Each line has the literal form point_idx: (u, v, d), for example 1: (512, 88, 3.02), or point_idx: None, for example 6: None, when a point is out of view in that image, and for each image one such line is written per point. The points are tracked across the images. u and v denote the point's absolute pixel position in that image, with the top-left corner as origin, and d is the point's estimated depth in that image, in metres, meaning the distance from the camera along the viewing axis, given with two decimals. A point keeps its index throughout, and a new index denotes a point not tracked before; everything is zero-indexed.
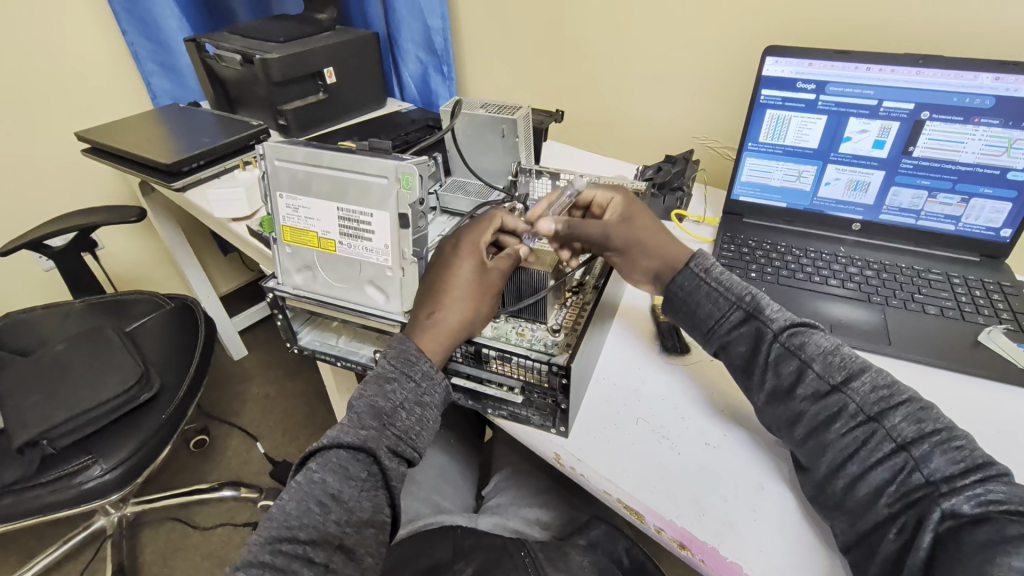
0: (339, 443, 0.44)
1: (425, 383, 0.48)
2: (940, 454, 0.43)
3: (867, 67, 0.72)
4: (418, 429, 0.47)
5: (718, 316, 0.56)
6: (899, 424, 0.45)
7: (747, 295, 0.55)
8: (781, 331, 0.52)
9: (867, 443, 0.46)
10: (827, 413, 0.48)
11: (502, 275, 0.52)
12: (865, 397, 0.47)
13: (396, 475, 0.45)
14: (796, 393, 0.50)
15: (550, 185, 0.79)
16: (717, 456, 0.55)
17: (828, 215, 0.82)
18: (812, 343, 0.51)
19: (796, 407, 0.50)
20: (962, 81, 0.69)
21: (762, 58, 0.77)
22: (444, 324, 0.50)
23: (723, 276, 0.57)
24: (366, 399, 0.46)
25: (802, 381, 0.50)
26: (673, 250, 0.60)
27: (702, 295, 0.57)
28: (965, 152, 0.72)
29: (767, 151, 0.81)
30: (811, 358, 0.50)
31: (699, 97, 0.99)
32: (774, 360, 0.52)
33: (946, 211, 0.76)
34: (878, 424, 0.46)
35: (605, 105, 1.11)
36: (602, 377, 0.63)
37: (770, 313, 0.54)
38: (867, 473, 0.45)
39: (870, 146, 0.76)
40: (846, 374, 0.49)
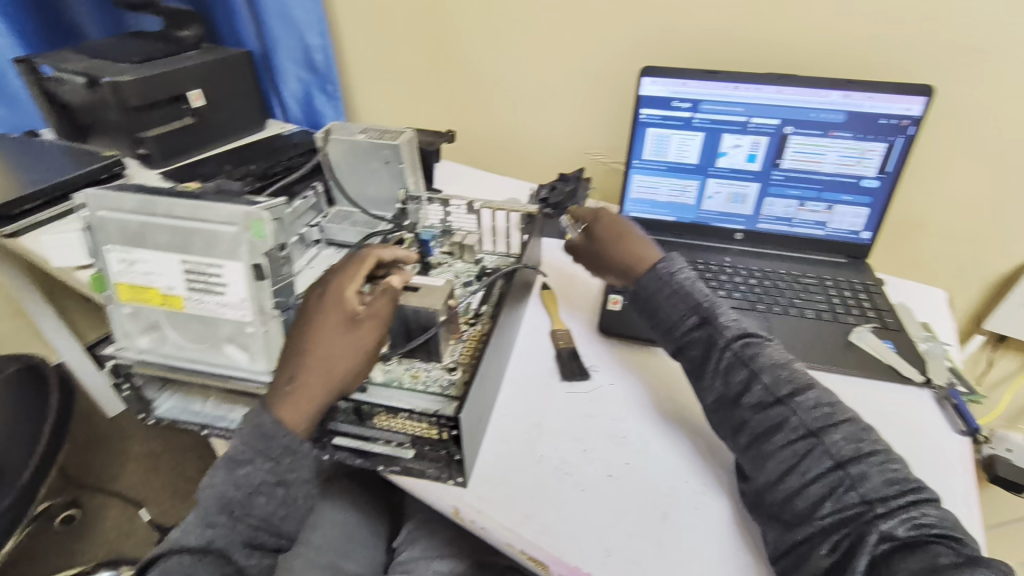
0: (182, 546, 0.42)
1: (288, 460, 0.44)
2: (876, 475, 0.44)
3: (735, 86, 0.75)
4: (280, 514, 0.44)
5: (674, 320, 0.57)
6: (839, 442, 0.46)
7: (703, 302, 0.57)
8: (732, 340, 0.54)
9: (805, 457, 0.46)
10: (770, 423, 0.49)
11: (381, 323, 0.47)
12: (808, 412, 0.48)
13: (256, 565, 0.44)
14: (742, 402, 0.51)
15: (442, 212, 0.79)
16: (620, 488, 0.54)
17: (713, 227, 0.85)
18: (763, 355, 0.52)
19: (740, 415, 0.51)
20: (817, 98, 0.74)
21: (639, 78, 0.78)
22: (308, 389, 0.45)
23: (686, 281, 0.58)
24: (216, 489, 0.43)
25: (749, 391, 0.51)
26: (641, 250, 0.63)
27: (663, 299, 0.58)
28: (825, 163, 0.77)
29: (652, 168, 0.83)
30: (760, 369, 0.51)
31: (589, 114, 0.99)
32: (724, 368, 0.53)
33: (814, 218, 0.81)
34: (818, 438, 0.46)
35: (498, 124, 1.09)
36: (503, 413, 0.60)
37: (723, 321, 0.55)
38: (805, 487, 0.46)
39: (744, 160, 0.79)
40: (791, 389, 0.49)
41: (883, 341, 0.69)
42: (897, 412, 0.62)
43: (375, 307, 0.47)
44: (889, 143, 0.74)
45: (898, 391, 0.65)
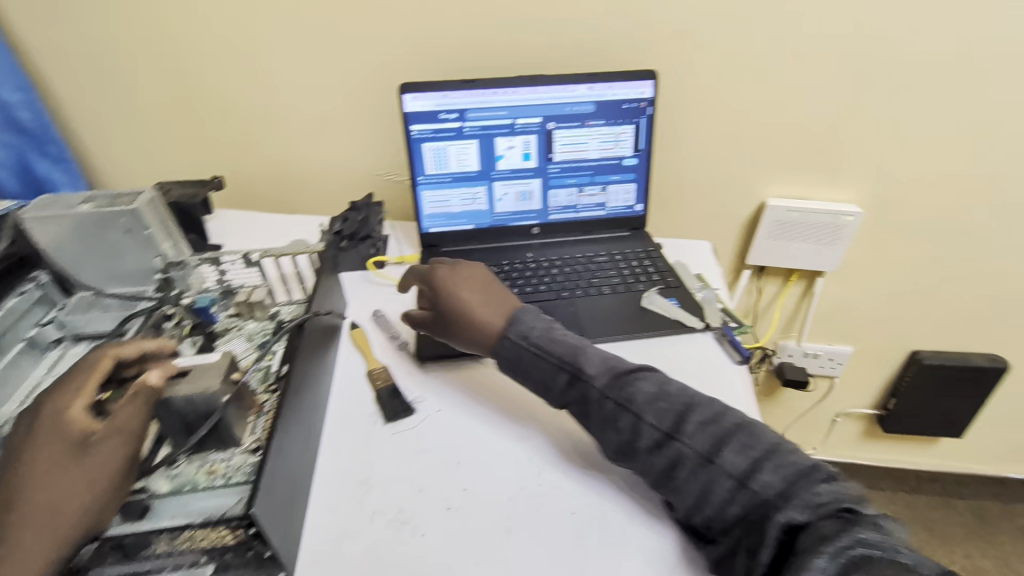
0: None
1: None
2: (774, 477, 0.45)
3: (494, 92, 0.78)
4: None
5: (550, 379, 0.56)
6: (733, 459, 0.46)
7: (567, 355, 0.56)
8: (609, 388, 0.53)
9: (707, 482, 0.47)
10: (666, 462, 0.49)
11: (125, 439, 0.48)
12: (696, 437, 0.48)
13: None
14: (637, 447, 0.51)
15: (216, 272, 0.70)
16: (461, 519, 0.51)
17: (511, 227, 0.87)
18: (640, 393, 0.52)
19: (642, 461, 0.51)
20: (568, 93, 0.79)
21: (400, 96, 0.77)
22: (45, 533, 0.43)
23: (544, 337, 0.57)
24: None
25: (639, 435, 0.51)
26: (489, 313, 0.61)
27: (530, 363, 0.57)
28: (590, 150, 0.84)
29: (438, 181, 0.82)
30: (640, 409, 0.51)
31: (368, 136, 0.96)
32: (610, 417, 0.52)
33: (595, 200, 0.88)
34: (713, 462, 0.47)
35: (273, 160, 1.01)
36: (324, 481, 0.54)
37: (600, 373, 0.54)
38: (725, 510, 0.46)
39: (520, 159, 0.83)
40: (674, 418, 0.50)
41: (669, 299, 0.77)
42: (693, 358, 0.69)
43: (117, 426, 0.48)
44: (635, 124, 0.82)
45: (688, 339, 0.72)
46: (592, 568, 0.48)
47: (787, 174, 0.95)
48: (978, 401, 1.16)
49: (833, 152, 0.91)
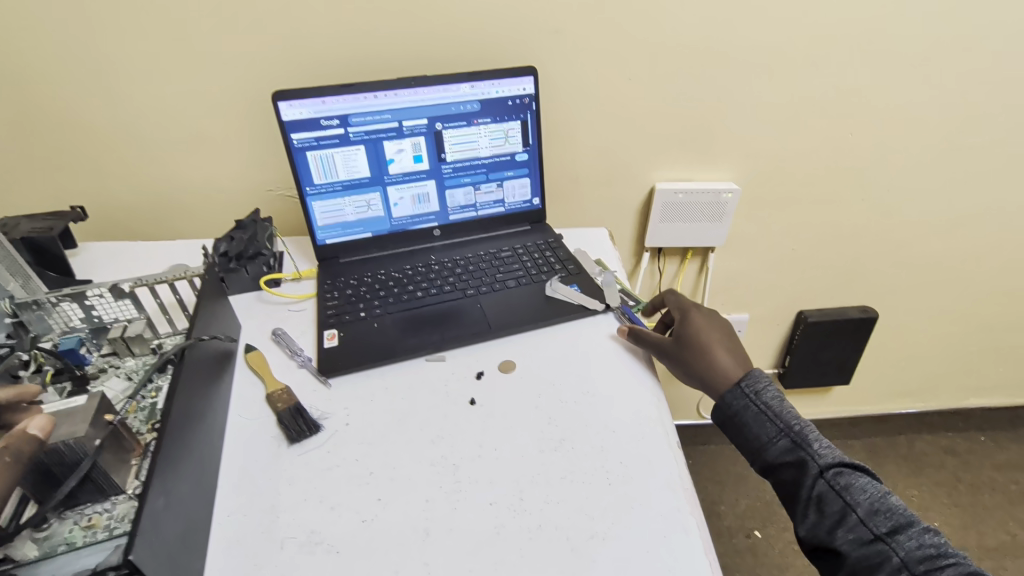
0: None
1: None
2: (864, 500, 0.52)
3: (376, 95, 0.77)
4: None
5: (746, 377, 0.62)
6: (854, 490, 0.53)
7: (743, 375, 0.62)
8: (767, 398, 0.60)
9: (798, 462, 0.56)
10: (793, 473, 0.56)
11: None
12: (796, 431, 0.57)
13: None
14: (739, 432, 0.60)
15: (81, 309, 0.63)
16: (377, 528, 0.50)
17: (411, 231, 0.86)
18: (765, 391, 0.60)
19: (768, 460, 0.57)
20: (451, 93, 0.80)
21: (274, 104, 0.73)
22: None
23: (738, 359, 0.65)
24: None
25: (745, 428, 0.59)
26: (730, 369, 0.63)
27: (716, 378, 0.63)
28: (481, 148, 0.84)
29: (328, 191, 0.80)
30: (744, 415, 0.60)
31: (251, 151, 0.91)
32: (720, 412, 0.62)
33: (492, 197, 0.89)
34: (802, 446, 0.56)
35: (145, 184, 0.93)
36: (225, 514, 0.51)
37: (757, 381, 0.61)
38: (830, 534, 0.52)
39: (412, 162, 0.82)
40: (780, 416, 0.58)
41: (571, 285, 0.79)
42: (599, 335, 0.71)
43: None
44: (522, 119, 0.84)
45: (593, 322, 0.74)
46: (513, 555, 0.48)
47: (671, 159, 1.01)
48: (857, 349, 1.30)
49: (708, 136, 0.98)
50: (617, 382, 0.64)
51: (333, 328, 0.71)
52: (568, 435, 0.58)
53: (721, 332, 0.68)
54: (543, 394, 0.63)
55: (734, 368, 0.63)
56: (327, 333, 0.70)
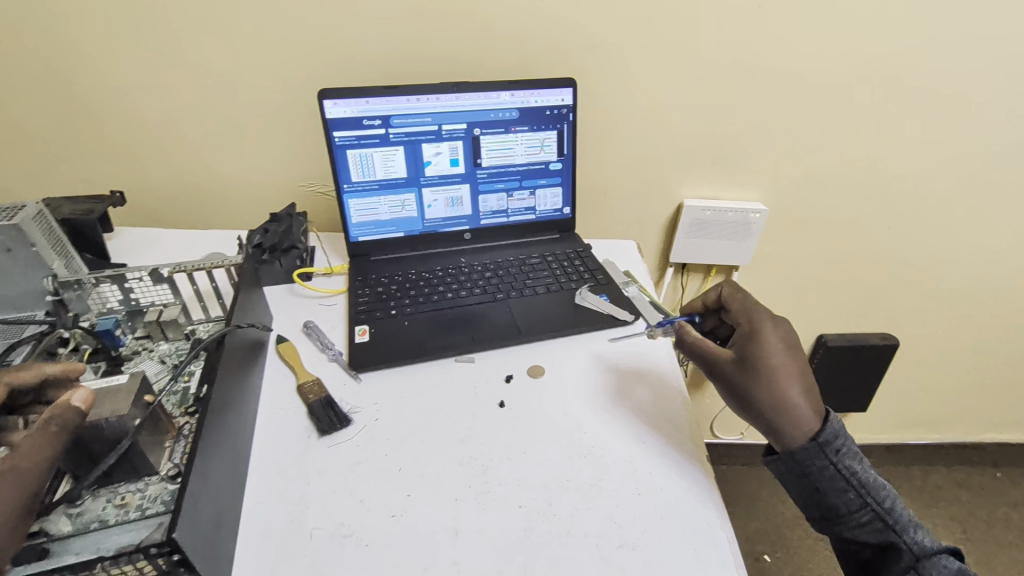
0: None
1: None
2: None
3: (418, 98, 0.78)
4: None
5: (825, 433, 0.54)
6: (939, 570, 0.49)
7: (828, 431, 0.54)
8: (851, 464, 0.53)
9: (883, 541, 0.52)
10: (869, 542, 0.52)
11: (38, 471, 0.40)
12: (883, 508, 0.52)
13: None
14: (824, 500, 0.54)
15: (119, 290, 0.64)
16: (406, 525, 0.50)
17: (442, 233, 0.87)
18: (852, 457, 0.53)
19: (844, 527, 0.53)
20: (492, 100, 0.81)
21: (319, 101, 0.74)
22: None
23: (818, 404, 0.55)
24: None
25: (837, 500, 0.53)
26: (799, 415, 0.54)
27: (791, 438, 0.54)
28: (517, 155, 0.85)
29: (365, 189, 0.80)
30: (833, 484, 0.53)
31: (287, 146, 0.92)
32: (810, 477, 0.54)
33: (524, 204, 0.89)
34: (889, 526, 0.52)
35: (183, 172, 0.95)
36: (255, 503, 0.51)
37: (840, 443, 0.53)
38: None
39: (448, 165, 0.83)
40: (870, 488, 0.53)
41: (600, 295, 0.79)
42: (628, 346, 0.71)
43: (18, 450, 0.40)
44: (558, 129, 0.85)
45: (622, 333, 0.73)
46: (542, 560, 0.48)
47: (701, 176, 1.01)
48: (876, 377, 1.28)
49: (740, 155, 0.98)
50: (647, 394, 0.64)
51: (364, 324, 0.71)
52: (598, 444, 0.58)
53: (795, 356, 0.57)
54: (572, 405, 0.62)
55: (809, 414, 0.54)
56: (358, 328, 0.70)
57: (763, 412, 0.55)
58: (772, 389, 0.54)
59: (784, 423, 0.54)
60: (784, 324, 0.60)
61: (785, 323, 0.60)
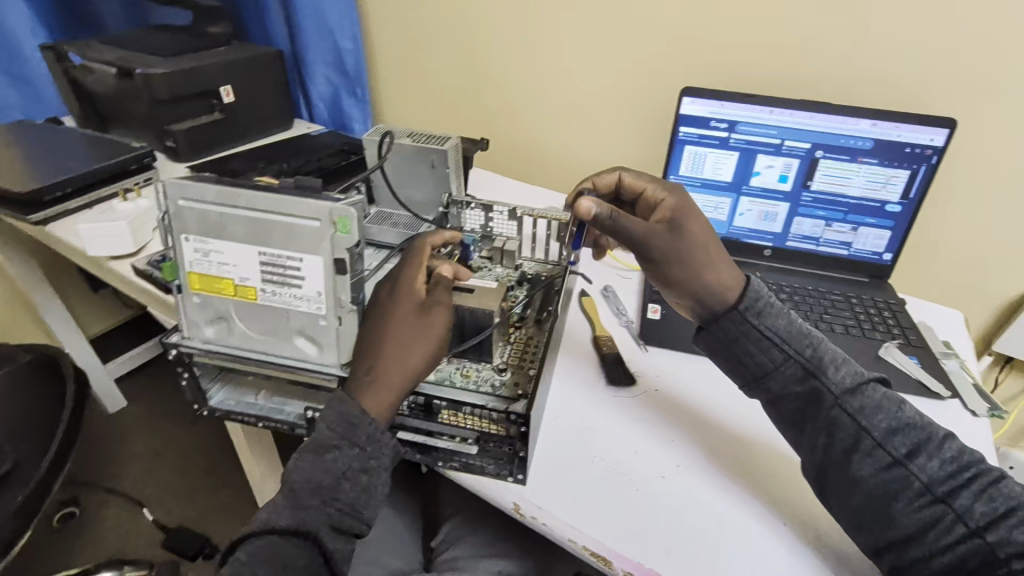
0: (273, 528, 0.42)
1: (371, 447, 0.45)
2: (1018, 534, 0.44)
3: (772, 110, 0.79)
4: (364, 499, 0.44)
5: (771, 368, 0.54)
6: (969, 503, 0.46)
7: (806, 349, 0.53)
8: (843, 394, 0.51)
9: (937, 521, 0.46)
10: (887, 485, 0.48)
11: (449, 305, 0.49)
12: (932, 471, 0.47)
13: (341, 555, 0.43)
14: (853, 459, 0.50)
15: (483, 217, 0.77)
16: (672, 489, 0.55)
17: (743, 243, 0.88)
18: (874, 407, 0.50)
19: (853, 475, 0.49)
20: (848, 125, 0.77)
21: (678, 98, 0.81)
22: (386, 377, 0.46)
23: (777, 322, 0.55)
24: (301, 475, 0.43)
25: (860, 449, 0.49)
26: (721, 270, 0.57)
27: (751, 344, 0.55)
28: (852, 186, 0.80)
29: (687, 184, 0.86)
30: (868, 425, 0.50)
31: (620, 130, 1.04)
32: (832, 422, 0.51)
33: (841, 238, 0.84)
34: (939, 496, 0.46)
35: (528, 136, 1.14)
36: (552, 417, 0.61)
37: (832, 370, 0.52)
38: (937, 551, 0.46)
39: (775, 180, 0.82)
40: (910, 446, 0.49)
41: (910, 357, 0.72)
42: None
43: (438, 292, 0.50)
44: (912, 170, 0.77)
45: (927, 404, 0.67)
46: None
47: None
48: None
49: None
50: None
51: (658, 304, 0.76)
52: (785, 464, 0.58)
53: (684, 224, 0.59)
54: None
55: (713, 250, 0.58)
56: (652, 306, 0.75)
57: (668, 261, 0.58)
58: (672, 250, 0.58)
59: (698, 279, 0.57)
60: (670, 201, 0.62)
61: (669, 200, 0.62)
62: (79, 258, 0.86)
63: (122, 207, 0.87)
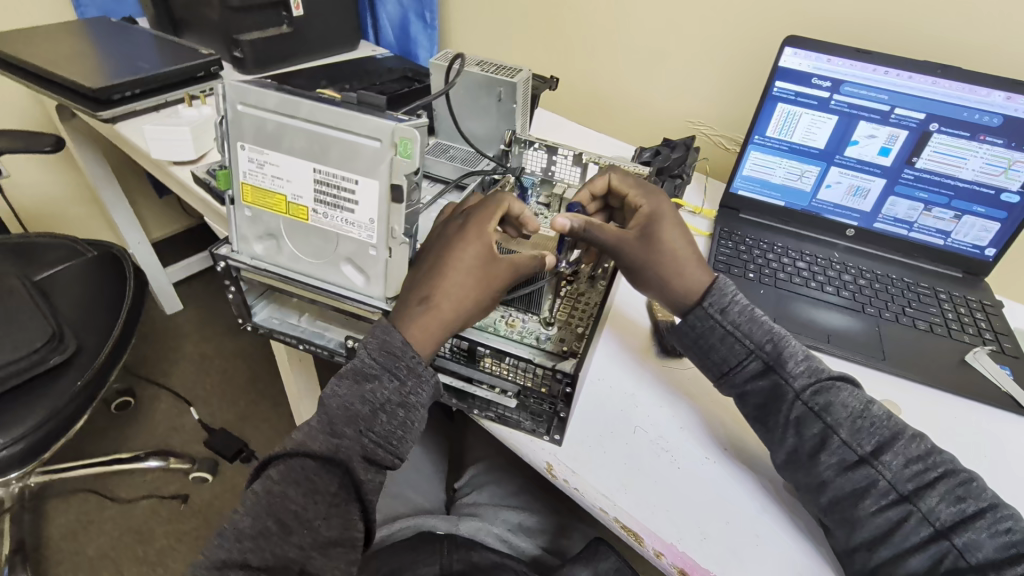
0: (306, 451, 0.42)
1: (411, 382, 0.43)
2: (988, 541, 0.39)
3: (886, 71, 0.69)
4: (399, 434, 0.43)
5: (733, 364, 0.48)
6: (937, 506, 0.40)
7: (768, 342, 0.47)
8: (804, 390, 0.46)
9: (900, 525, 0.41)
10: (854, 487, 0.43)
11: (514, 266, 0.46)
12: (898, 473, 0.42)
13: (371, 487, 0.42)
14: (818, 460, 0.44)
15: (546, 159, 0.72)
16: (714, 472, 0.51)
17: (825, 218, 0.80)
18: (839, 403, 0.45)
19: (818, 475, 0.44)
20: (976, 96, 0.67)
21: (779, 48, 0.72)
22: (438, 311, 0.45)
23: (740, 315, 0.49)
24: (339, 401, 0.43)
25: (826, 448, 0.44)
26: (692, 274, 0.51)
27: (717, 339, 0.49)
28: (965, 169, 0.71)
29: (773, 146, 0.78)
30: (838, 422, 0.44)
31: (705, 80, 0.95)
32: (795, 421, 0.46)
33: (938, 225, 0.75)
34: (910, 500, 0.41)
35: (602, 79, 1.07)
36: (594, 382, 0.58)
37: (794, 366, 0.46)
38: (902, 558, 0.40)
39: (875, 152, 0.73)
40: (875, 443, 0.43)
41: (1000, 365, 0.65)
42: (1015, 440, 0.58)
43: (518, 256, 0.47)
44: None
45: (1016, 420, 0.60)
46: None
47: None
48: None
49: None
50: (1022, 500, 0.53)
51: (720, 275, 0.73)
52: None
53: (655, 234, 0.51)
54: None
55: (687, 258, 0.51)
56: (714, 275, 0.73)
57: (638, 274, 0.51)
58: (641, 262, 0.50)
59: (671, 287, 0.51)
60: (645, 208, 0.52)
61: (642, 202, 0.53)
62: (142, 160, 0.87)
63: (186, 112, 0.86)
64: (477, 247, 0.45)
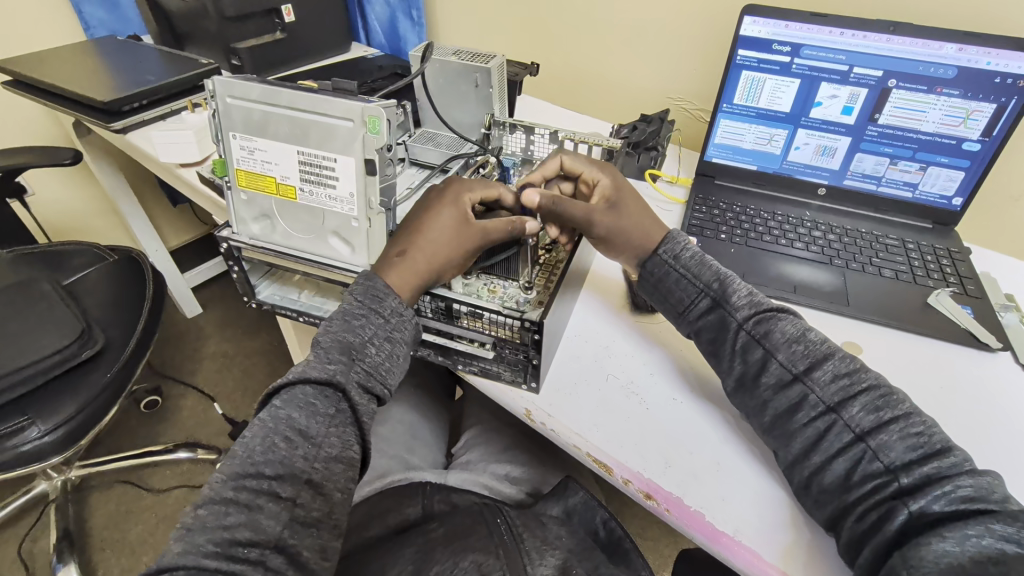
0: (307, 379, 0.46)
1: (394, 319, 0.51)
2: (898, 443, 0.43)
3: (842, 32, 0.72)
4: (388, 365, 0.50)
5: (686, 303, 0.55)
6: (857, 414, 0.45)
7: (715, 282, 0.54)
8: (745, 320, 0.52)
9: (826, 434, 0.46)
10: (788, 403, 0.48)
11: (485, 229, 0.53)
12: (825, 388, 0.47)
13: (367, 411, 0.48)
14: (760, 382, 0.50)
15: (525, 140, 0.77)
16: (683, 412, 0.55)
17: (797, 179, 0.83)
18: (777, 330, 0.50)
19: (759, 396, 0.50)
20: (929, 50, 0.69)
21: (739, 18, 0.75)
22: (415, 262, 0.52)
23: (692, 261, 0.55)
24: (335, 332, 0.49)
25: (765, 371, 0.50)
26: (648, 232, 0.58)
27: (672, 283, 0.56)
28: (927, 121, 0.72)
29: (741, 113, 0.81)
30: (775, 347, 0.50)
31: (680, 57, 0.98)
32: (739, 348, 0.52)
33: (905, 178, 0.77)
34: (837, 413, 0.46)
35: (584, 61, 1.11)
36: (574, 336, 0.63)
37: (736, 301, 0.53)
38: (828, 463, 0.45)
39: (839, 112, 0.76)
40: (808, 363, 0.48)
41: (962, 306, 0.68)
42: (973, 374, 0.61)
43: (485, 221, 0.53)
44: (1000, 104, 0.68)
45: (975, 355, 0.64)
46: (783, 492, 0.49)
47: None
48: None
49: None
50: (975, 426, 0.56)
51: (693, 237, 0.78)
52: None
53: (618, 202, 0.58)
54: None
55: (644, 219, 0.59)
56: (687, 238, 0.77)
57: (610, 239, 0.58)
58: (611, 228, 0.57)
59: (631, 251, 0.58)
60: (606, 181, 0.60)
61: (601, 176, 0.60)
62: (151, 164, 0.94)
63: (191, 118, 0.93)
64: (454, 212, 0.53)
